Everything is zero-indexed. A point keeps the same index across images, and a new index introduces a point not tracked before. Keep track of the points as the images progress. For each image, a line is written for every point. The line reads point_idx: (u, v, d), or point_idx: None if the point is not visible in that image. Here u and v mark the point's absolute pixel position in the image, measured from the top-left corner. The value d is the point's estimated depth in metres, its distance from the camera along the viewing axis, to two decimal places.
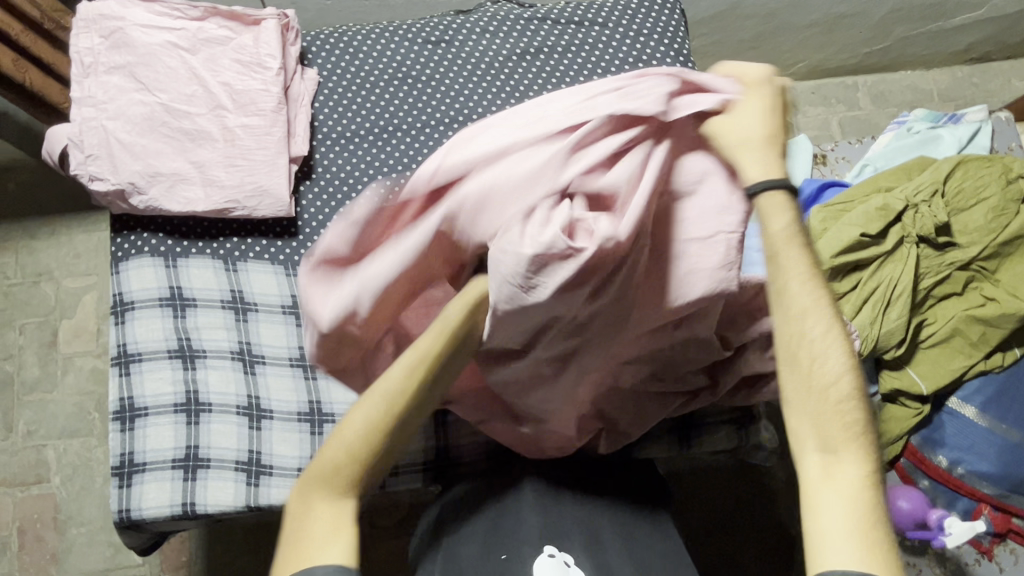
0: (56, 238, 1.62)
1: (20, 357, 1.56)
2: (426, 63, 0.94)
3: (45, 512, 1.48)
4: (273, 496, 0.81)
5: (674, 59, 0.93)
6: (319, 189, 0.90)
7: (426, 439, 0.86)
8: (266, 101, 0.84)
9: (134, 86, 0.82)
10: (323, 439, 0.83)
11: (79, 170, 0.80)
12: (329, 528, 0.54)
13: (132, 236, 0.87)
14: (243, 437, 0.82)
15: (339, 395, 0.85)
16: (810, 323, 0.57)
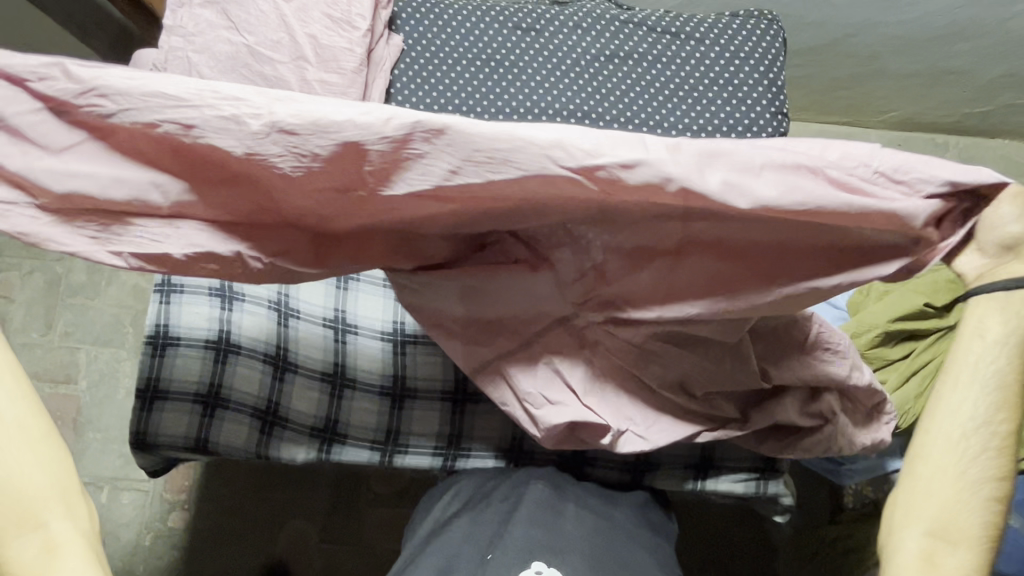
0: None
1: (71, 261, 1.63)
2: (512, 49, 0.92)
3: (66, 412, 1.54)
4: (283, 449, 0.82)
5: (766, 89, 0.90)
6: None
7: (442, 425, 0.83)
8: (348, 60, 0.84)
9: (224, 24, 0.83)
10: (339, 403, 0.83)
11: None
12: (36, 555, 0.52)
13: None
14: (264, 385, 0.83)
15: (360, 361, 0.85)
16: (969, 412, 0.57)
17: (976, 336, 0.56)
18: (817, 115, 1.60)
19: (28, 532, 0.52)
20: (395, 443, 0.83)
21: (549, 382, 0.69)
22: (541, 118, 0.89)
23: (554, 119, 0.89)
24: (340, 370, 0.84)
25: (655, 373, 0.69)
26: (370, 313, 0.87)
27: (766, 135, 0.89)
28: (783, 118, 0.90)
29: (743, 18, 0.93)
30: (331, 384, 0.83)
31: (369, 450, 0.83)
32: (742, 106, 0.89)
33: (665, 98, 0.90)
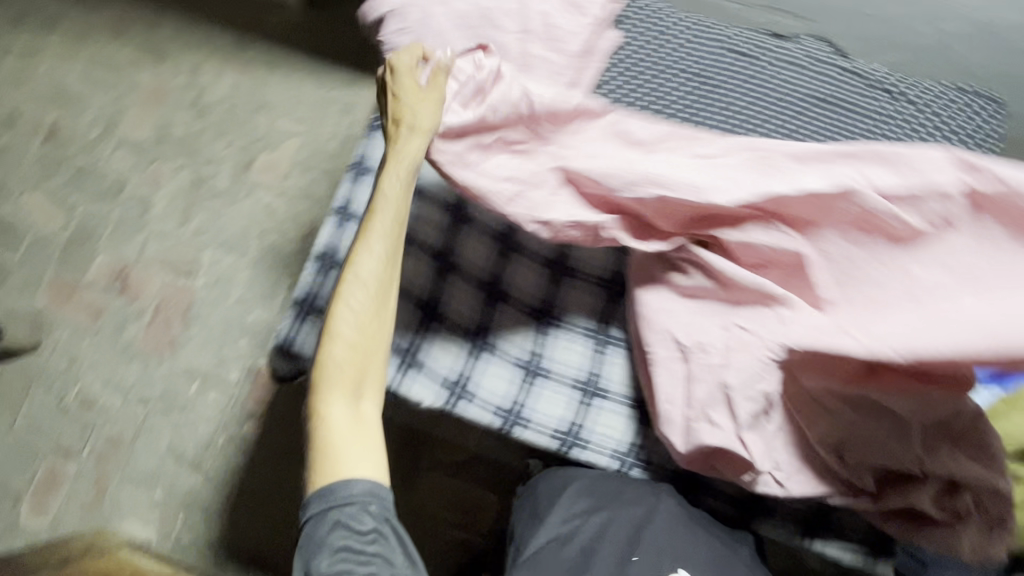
0: (290, 81, 1.84)
1: (218, 166, 1.78)
2: (728, 70, 0.99)
3: (181, 302, 1.71)
4: (413, 390, 0.93)
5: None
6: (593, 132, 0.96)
7: (563, 408, 0.96)
8: (569, 41, 0.93)
9: None
10: (475, 363, 0.96)
11: (390, 37, 0.91)
12: (347, 418, 0.78)
13: None
14: (411, 326, 0.95)
15: (506, 331, 0.99)
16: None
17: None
18: None
19: (347, 402, 0.79)
20: (517, 415, 0.95)
21: (716, 406, 0.88)
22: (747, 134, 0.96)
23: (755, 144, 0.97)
24: (483, 331, 0.98)
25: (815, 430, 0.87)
26: (523, 286, 1.01)
27: None
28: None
29: (943, 90, 1.01)
30: (471, 343, 0.97)
31: (493, 413, 0.94)
32: None
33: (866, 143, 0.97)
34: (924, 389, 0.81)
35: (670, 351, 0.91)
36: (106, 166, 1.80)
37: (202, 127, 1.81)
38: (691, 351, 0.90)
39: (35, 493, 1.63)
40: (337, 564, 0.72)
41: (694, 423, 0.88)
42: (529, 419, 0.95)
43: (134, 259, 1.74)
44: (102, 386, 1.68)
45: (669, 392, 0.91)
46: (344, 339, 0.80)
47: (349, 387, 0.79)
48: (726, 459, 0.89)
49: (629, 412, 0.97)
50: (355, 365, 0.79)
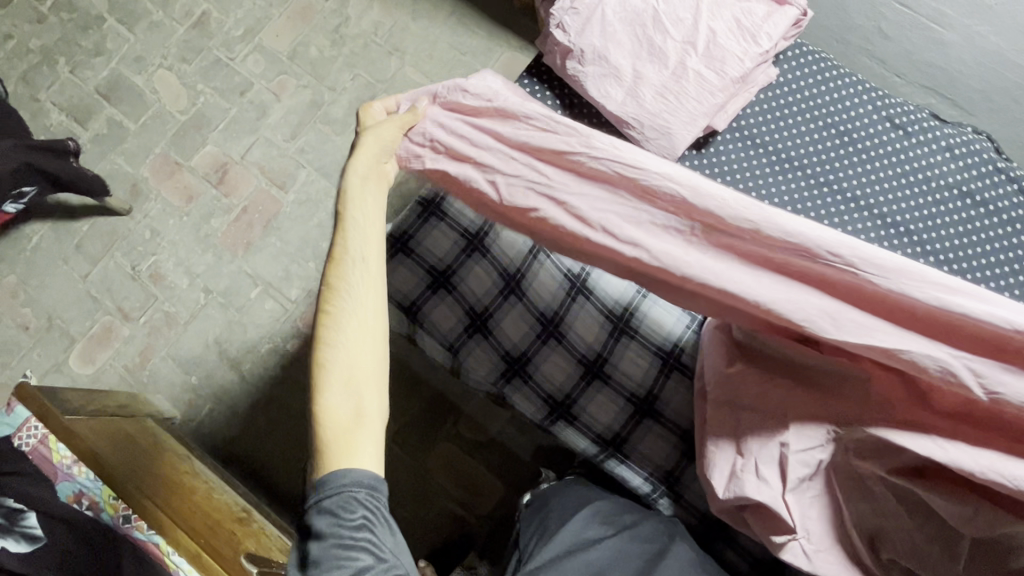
0: (428, 33, 1.85)
1: (339, 95, 1.83)
2: (873, 141, 0.95)
3: (267, 210, 1.77)
4: (472, 353, 0.94)
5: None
6: (707, 160, 0.96)
7: (613, 418, 0.94)
8: (732, 66, 0.87)
9: None
10: (539, 349, 0.95)
11: (557, 13, 0.88)
12: (349, 413, 0.65)
13: (531, 84, 0.96)
14: (490, 293, 0.93)
15: (580, 329, 0.95)
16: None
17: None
18: None
19: (348, 396, 0.66)
20: (567, 411, 0.94)
21: (769, 461, 0.78)
22: (863, 211, 0.93)
23: (875, 224, 0.92)
24: (556, 323, 0.95)
25: (855, 508, 0.78)
26: (609, 290, 0.95)
27: None
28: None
29: None
30: (542, 329, 0.95)
31: (542, 402, 0.95)
32: None
33: (994, 258, 0.91)
34: (980, 505, 0.67)
35: (724, 408, 0.84)
36: (238, 66, 1.88)
37: (335, 55, 1.86)
38: (753, 407, 0.81)
39: (89, 342, 1.73)
40: (326, 555, 0.60)
41: (740, 473, 0.79)
42: (577, 417, 0.94)
43: (237, 157, 1.82)
44: (174, 265, 1.76)
45: (719, 438, 0.83)
46: (337, 341, 0.67)
47: (349, 379, 0.66)
48: (762, 517, 0.80)
49: (677, 444, 0.94)
50: (348, 361, 0.67)
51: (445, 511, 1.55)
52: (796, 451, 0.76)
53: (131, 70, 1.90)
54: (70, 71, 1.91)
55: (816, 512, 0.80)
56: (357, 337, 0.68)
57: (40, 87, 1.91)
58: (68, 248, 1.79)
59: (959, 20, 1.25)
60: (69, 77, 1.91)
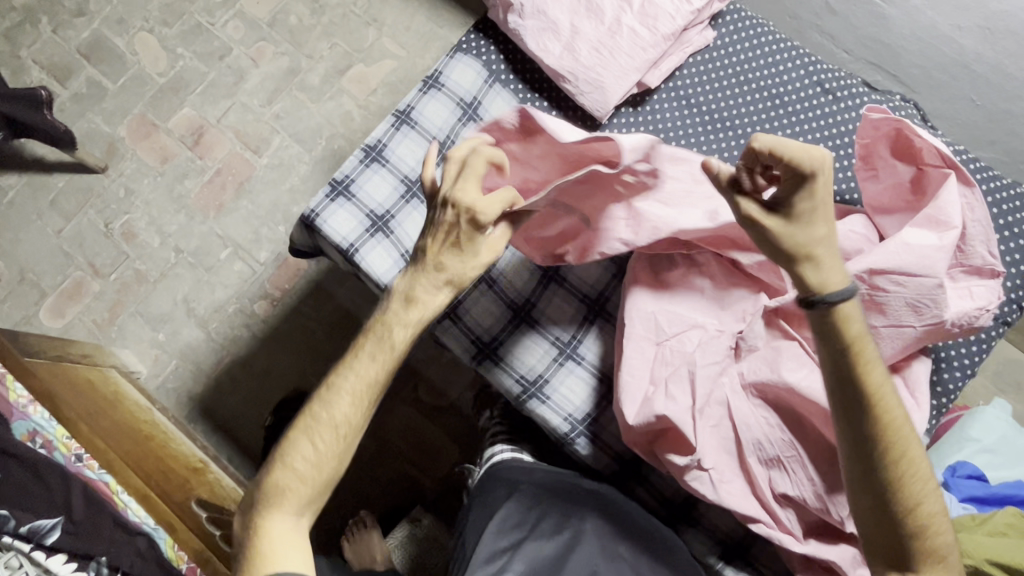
0: (406, 5, 1.87)
1: (316, 62, 1.85)
2: (803, 105, 0.99)
3: (240, 173, 1.80)
4: None
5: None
6: (641, 117, 1.01)
7: (539, 363, 1.04)
8: (665, 24, 0.91)
9: None
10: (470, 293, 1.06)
11: None
12: (286, 530, 0.82)
13: (478, 39, 1.02)
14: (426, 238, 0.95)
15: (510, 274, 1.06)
16: (915, 441, 0.77)
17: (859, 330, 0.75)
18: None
19: (289, 517, 0.83)
20: (492, 352, 1.05)
21: (677, 385, 0.86)
22: None
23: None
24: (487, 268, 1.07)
25: (749, 436, 0.87)
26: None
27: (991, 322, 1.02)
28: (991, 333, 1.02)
29: None
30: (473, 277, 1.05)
31: (470, 342, 1.06)
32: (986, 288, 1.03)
33: None
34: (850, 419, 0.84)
35: (645, 331, 0.90)
36: (218, 31, 1.90)
37: (313, 23, 1.88)
38: (667, 338, 0.90)
39: (59, 296, 1.75)
40: None
41: (651, 396, 0.86)
42: (504, 359, 1.05)
43: (213, 121, 1.84)
44: (146, 225, 1.78)
45: (634, 362, 0.89)
46: (292, 467, 0.84)
47: (294, 502, 0.83)
48: (668, 440, 0.87)
49: (597, 385, 1.03)
50: (298, 487, 0.83)
51: (401, 474, 1.58)
52: (703, 370, 0.86)
53: (113, 32, 1.92)
54: (52, 31, 1.93)
55: (716, 440, 0.88)
56: (310, 472, 0.83)
57: (22, 44, 1.93)
58: (43, 204, 1.81)
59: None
60: (52, 36, 1.93)
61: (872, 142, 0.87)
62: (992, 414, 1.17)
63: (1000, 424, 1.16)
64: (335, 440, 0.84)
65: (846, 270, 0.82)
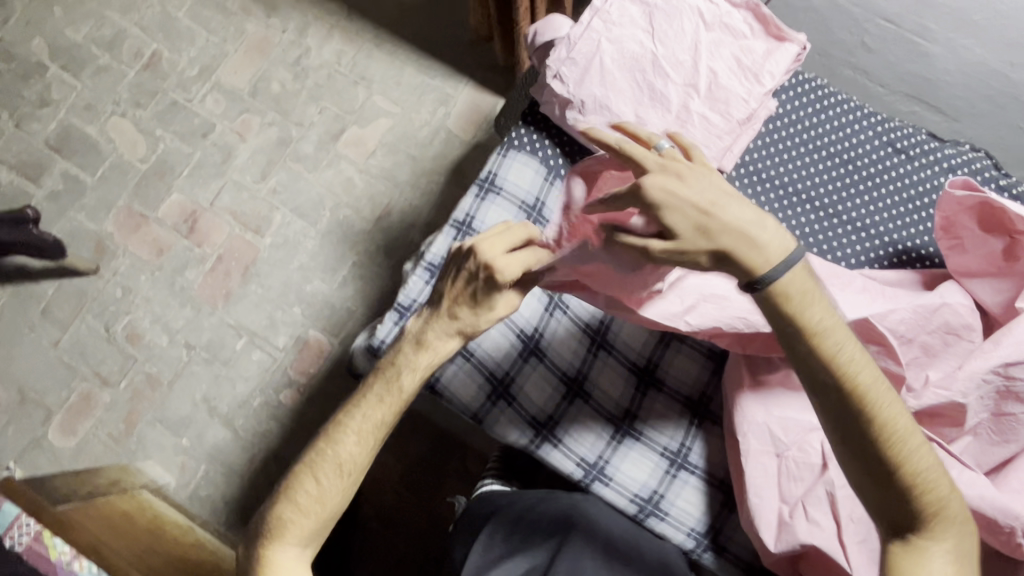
0: (393, 58, 1.80)
1: (307, 129, 1.77)
2: (875, 168, 1.05)
3: (244, 257, 1.71)
4: (501, 424, 0.98)
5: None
6: None
7: (650, 477, 0.98)
8: (737, 108, 0.89)
9: (643, 26, 0.89)
10: (568, 408, 1.00)
11: (554, 63, 0.88)
12: (292, 558, 0.83)
13: (532, 133, 1.00)
14: (510, 357, 0.99)
15: (603, 383, 1.01)
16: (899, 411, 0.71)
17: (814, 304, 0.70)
18: None
19: (291, 546, 0.84)
20: (600, 472, 0.98)
21: (814, 503, 0.87)
22: (864, 234, 1.04)
23: (885, 252, 1.03)
24: (580, 380, 1.01)
25: None
26: (630, 344, 1.03)
27: None
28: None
29: None
30: (565, 389, 1.00)
31: (575, 463, 0.98)
32: None
33: None
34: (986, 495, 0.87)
35: (763, 447, 0.91)
36: (197, 107, 1.80)
37: (298, 88, 1.79)
38: (787, 449, 0.90)
39: (67, 413, 1.64)
40: None
41: (790, 521, 0.87)
42: (612, 476, 0.98)
43: (206, 204, 1.74)
44: (150, 323, 1.68)
45: (763, 486, 0.89)
46: (300, 494, 0.86)
47: (302, 535, 0.84)
48: (814, 562, 0.87)
49: (711, 492, 0.98)
50: (304, 514, 0.85)
51: None
52: (842, 489, 0.86)
53: (82, 120, 1.80)
54: (15, 126, 1.80)
55: (867, 555, 0.85)
56: (316, 502, 0.85)
57: None
58: (34, 315, 1.69)
59: (942, 33, 1.30)
60: (15, 132, 1.80)
61: (954, 214, 0.95)
62: None
63: None
64: (347, 469, 0.86)
65: (980, 370, 0.86)
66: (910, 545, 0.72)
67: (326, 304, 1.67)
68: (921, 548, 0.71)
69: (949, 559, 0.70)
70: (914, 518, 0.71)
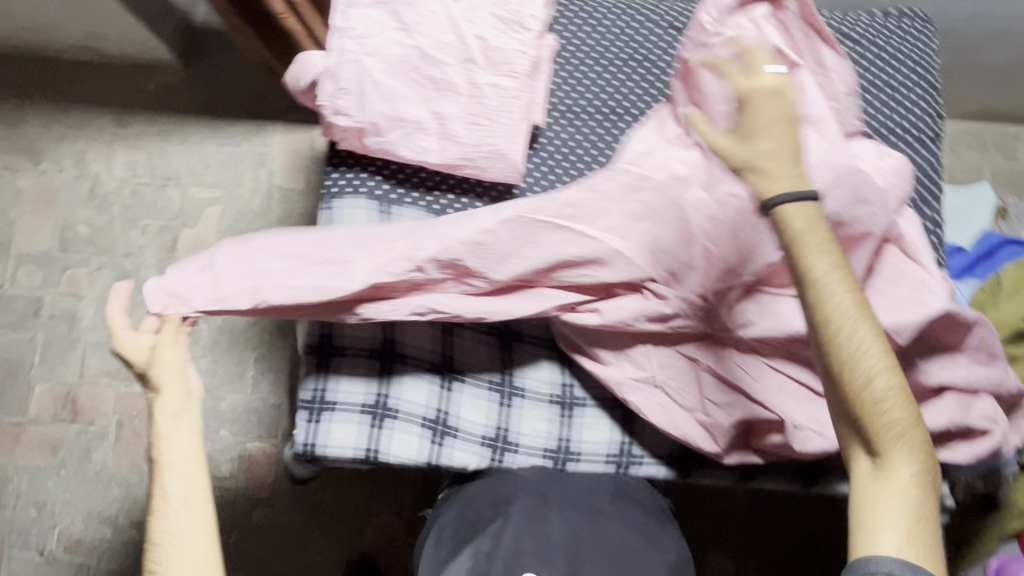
0: (189, 144, 1.68)
1: (139, 256, 1.63)
2: (678, 46, 1.05)
3: (144, 410, 1.58)
4: (454, 458, 0.94)
5: (898, 135, 1.06)
6: (542, 158, 0.97)
7: (609, 433, 0.99)
8: (519, 62, 0.87)
9: (394, 25, 0.85)
10: (509, 412, 0.97)
11: (328, 102, 0.85)
12: None
13: (349, 173, 0.95)
14: (433, 394, 0.95)
15: (530, 372, 0.99)
16: (870, 337, 0.65)
17: (802, 237, 0.66)
18: None
19: None
20: (566, 451, 0.97)
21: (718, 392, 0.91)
22: None
23: None
24: (508, 380, 0.98)
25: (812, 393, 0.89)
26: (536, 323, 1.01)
27: (929, 137, 1.08)
28: (930, 158, 1.06)
29: (899, 18, 1.12)
30: (499, 394, 0.97)
31: (542, 457, 0.97)
32: (904, 109, 1.08)
33: None
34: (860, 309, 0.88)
35: (644, 391, 0.92)
36: (12, 289, 1.62)
37: (107, 220, 1.65)
38: (660, 377, 0.91)
39: None
40: None
41: (709, 420, 0.91)
42: (577, 451, 0.98)
43: (76, 379, 1.59)
44: (84, 523, 1.54)
45: (674, 417, 0.91)
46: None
47: None
48: (761, 432, 0.91)
49: None
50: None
51: None
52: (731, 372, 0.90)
53: None
54: None
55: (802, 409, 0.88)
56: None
57: None
58: None
59: None
60: None
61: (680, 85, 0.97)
62: None
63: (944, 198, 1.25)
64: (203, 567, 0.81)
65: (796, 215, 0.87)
66: (873, 465, 0.68)
67: (249, 412, 1.58)
68: (887, 469, 0.67)
69: (912, 482, 0.66)
70: (875, 436, 0.67)
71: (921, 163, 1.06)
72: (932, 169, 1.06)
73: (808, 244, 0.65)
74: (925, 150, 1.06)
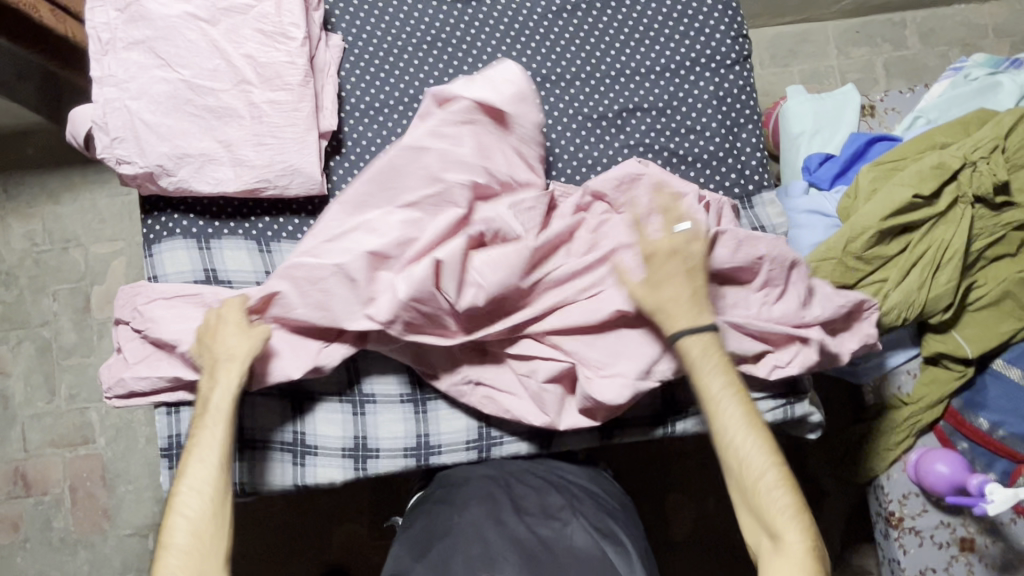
0: (80, 204, 1.66)
1: (55, 323, 1.64)
2: (464, 23, 1.05)
3: (93, 471, 1.60)
4: (318, 474, 0.98)
5: (708, 60, 1.06)
6: (349, 162, 1.00)
7: (463, 421, 1.01)
8: (292, 74, 0.93)
9: (154, 63, 0.90)
10: (364, 419, 0.99)
11: (107, 153, 0.89)
12: None
13: (163, 218, 0.97)
14: (286, 417, 0.98)
15: (378, 379, 1.00)
16: (748, 447, 0.80)
17: (699, 372, 0.82)
18: (773, 17, 1.65)
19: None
20: (427, 446, 1.00)
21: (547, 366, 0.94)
22: None
23: None
24: (358, 389, 1.00)
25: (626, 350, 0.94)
26: None
27: (731, 62, 1.07)
28: (745, 75, 1.08)
29: None
30: (351, 405, 0.99)
31: (403, 456, 0.99)
32: (703, 37, 1.07)
33: (606, 47, 1.07)
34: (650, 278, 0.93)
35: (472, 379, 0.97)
36: None
37: (16, 294, 1.64)
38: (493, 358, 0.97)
39: None
40: None
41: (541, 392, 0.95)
42: (437, 444, 1.00)
43: (22, 455, 1.61)
44: None
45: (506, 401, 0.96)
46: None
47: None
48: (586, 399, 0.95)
49: None
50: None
51: None
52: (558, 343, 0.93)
53: None
54: None
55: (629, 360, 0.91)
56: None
57: None
58: None
59: None
60: None
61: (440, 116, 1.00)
62: (795, 105, 1.25)
63: (806, 107, 1.24)
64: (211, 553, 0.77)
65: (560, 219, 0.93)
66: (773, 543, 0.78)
67: None
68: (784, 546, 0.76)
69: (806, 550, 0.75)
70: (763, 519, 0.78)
71: (727, 91, 1.06)
72: (743, 93, 1.07)
73: (709, 385, 0.82)
74: (732, 74, 1.07)
